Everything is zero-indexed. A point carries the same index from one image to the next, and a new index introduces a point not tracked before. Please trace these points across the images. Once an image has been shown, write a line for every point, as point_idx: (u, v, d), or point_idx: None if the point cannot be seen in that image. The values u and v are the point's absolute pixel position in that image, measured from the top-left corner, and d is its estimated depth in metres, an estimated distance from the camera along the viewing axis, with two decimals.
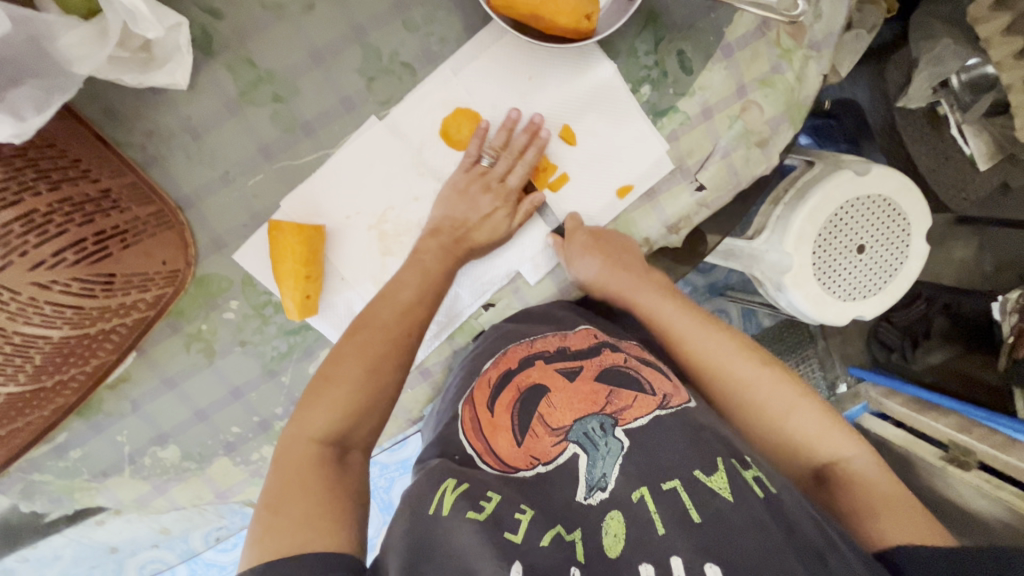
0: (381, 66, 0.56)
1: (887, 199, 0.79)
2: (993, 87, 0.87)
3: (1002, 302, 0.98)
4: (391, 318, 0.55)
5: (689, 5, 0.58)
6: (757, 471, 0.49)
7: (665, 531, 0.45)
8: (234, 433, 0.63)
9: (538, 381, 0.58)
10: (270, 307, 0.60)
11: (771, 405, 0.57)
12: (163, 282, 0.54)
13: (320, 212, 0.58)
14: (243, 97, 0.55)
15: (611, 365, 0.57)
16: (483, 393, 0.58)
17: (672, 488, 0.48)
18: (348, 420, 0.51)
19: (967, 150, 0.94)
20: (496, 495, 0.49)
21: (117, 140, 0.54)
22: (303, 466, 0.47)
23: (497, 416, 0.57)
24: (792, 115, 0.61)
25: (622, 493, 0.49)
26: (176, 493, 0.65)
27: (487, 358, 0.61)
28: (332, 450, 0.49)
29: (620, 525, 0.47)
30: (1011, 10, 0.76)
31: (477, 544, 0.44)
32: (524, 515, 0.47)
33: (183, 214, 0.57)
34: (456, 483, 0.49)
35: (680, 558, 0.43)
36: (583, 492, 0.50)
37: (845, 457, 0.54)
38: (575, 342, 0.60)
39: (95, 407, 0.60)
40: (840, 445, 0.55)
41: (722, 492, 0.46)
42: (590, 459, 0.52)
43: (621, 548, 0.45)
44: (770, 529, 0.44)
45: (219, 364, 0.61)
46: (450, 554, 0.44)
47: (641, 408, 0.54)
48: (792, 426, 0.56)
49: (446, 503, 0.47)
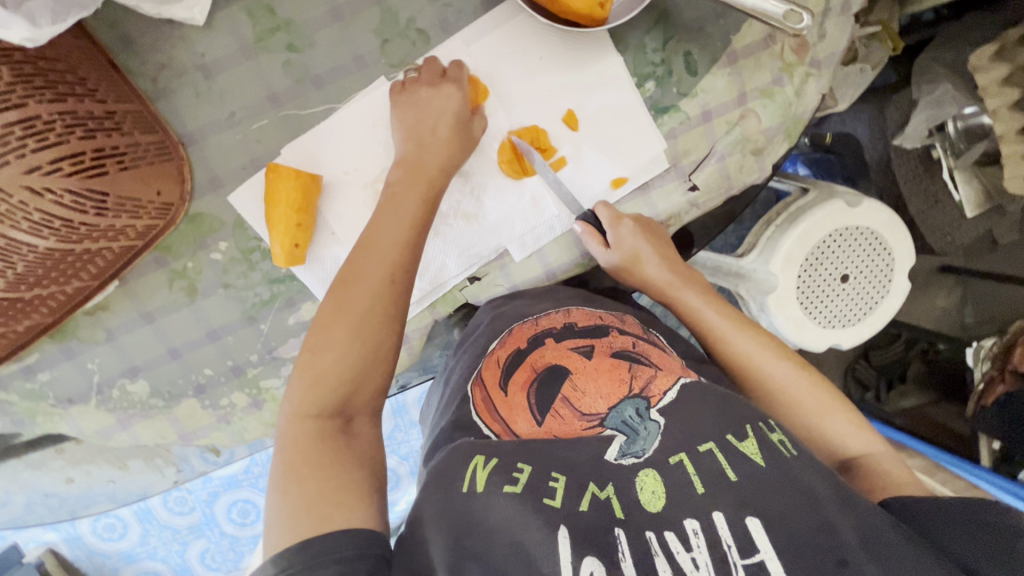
0: (397, 30, 0.57)
1: (875, 233, 0.81)
2: (987, 137, 0.89)
3: (976, 348, 1.03)
4: (375, 269, 0.52)
5: (701, 9, 0.59)
6: (781, 435, 0.50)
7: (704, 491, 0.46)
8: (206, 375, 0.63)
9: (554, 361, 0.59)
10: (258, 253, 0.60)
11: (806, 403, 0.59)
12: (156, 213, 0.54)
13: (318, 164, 0.59)
14: (258, 42, 0.56)
15: (620, 348, 0.59)
16: (492, 372, 0.59)
17: (708, 450, 0.49)
18: (341, 390, 0.49)
19: (956, 196, 0.97)
20: (527, 466, 0.49)
21: (127, 68, 0.55)
22: (306, 445, 0.47)
23: (512, 395, 0.57)
24: (788, 128, 0.63)
25: (660, 458, 0.49)
26: (139, 430, 0.65)
27: (493, 338, 0.61)
28: (333, 422, 0.49)
29: (656, 482, 0.47)
30: (1011, 62, 0.79)
31: (523, 517, 0.45)
32: (558, 483, 0.48)
33: (185, 150, 0.57)
34: (486, 458, 0.49)
35: (721, 514, 0.45)
36: (616, 454, 0.50)
37: (870, 451, 0.57)
38: (580, 319, 0.61)
39: (70, 331, 0.60)
40: (861, 439, 0.58)
41: (754, 457, 0.48)
42: (629, 439, 0.51)
43: (662, 505, 0.46)
44: (800, 490, 0.45)
45: (200, 304, 0.61)
46: (493, 529, 0.45)
47: (667, 379, 0.55)
48: (819, 418, 0.58)
49: (479, 481, 0.47)
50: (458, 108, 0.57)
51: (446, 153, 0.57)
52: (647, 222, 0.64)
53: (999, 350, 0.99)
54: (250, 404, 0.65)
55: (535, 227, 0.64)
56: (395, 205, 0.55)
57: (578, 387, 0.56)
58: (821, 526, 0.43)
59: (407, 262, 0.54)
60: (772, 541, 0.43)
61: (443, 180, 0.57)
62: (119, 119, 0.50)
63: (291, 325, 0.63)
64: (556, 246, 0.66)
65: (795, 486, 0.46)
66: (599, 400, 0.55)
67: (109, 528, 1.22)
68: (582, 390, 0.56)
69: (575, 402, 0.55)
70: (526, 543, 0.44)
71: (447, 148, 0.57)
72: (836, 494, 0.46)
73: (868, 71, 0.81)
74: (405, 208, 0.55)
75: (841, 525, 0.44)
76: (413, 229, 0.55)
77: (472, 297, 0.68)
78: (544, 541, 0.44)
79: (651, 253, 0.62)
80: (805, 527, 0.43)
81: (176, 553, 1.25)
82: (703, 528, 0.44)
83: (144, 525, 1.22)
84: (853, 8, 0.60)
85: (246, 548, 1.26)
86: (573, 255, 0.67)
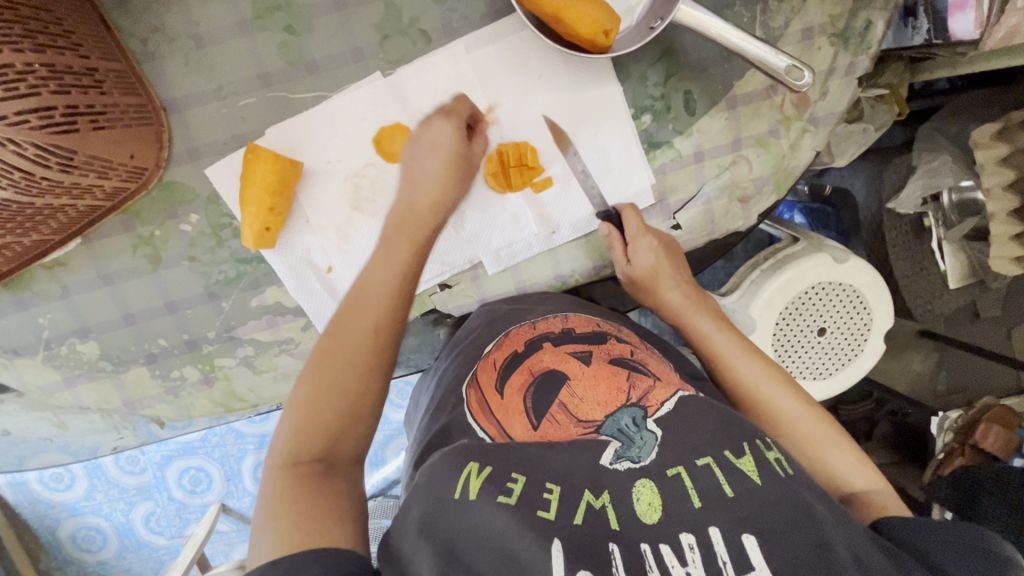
0: (399, 27, 0.56)
1: (857, 290, 0.81)
2: (979, 213, 0.89)
3: (941, 418, 1.03)
4: (366, 314, 0.50)
5: (707, 51, 0.59)
6: (777, 453, 0.49)
7: (701, 505, 0.44)
8: (160, 345, 0.62)
9: (551, 365, 0.56)
10: (228, 230, 0.59)
11: (808, 434, 0.56)
12: (127, 175, 0.53)
13: (301, 150, 0.58)
14: (256, 20, 0.55)
15: (618, 355, 0.57)
16: (488, 374, 0.57)
17: (705, 465, 0.46)
18: (325, 437, 0.46)
19: (942, 266, 0.96)
20: (521, 475, 0.47)
21: (118, 26, 0.54)
22: (287, 491, 0.43)
23: (507, 399, 0.55)
24: (778, 180, 0.63)
25: (658, 468, 0.47)
26: (83, 391, 0.63)
27: (488, 339, 0.61)
28: (314, 466, 0.45)
29: (654, 494, 0.45)
30: (1009, 144, 0.79)
31: (516, 527, 0.43)
32: (553, 494, 0.45)
33: (166, 116, 0.56)
34: (480, 465, 0.47)
35: (717, 529, 0.42)
36: (610, 458, 0.48)
37: (871, 486, 0.53)
38: (578, 325, 0.60)
39: (25, 283, 0.59)
40: (866, 477, 0.54)
41: (750, 474, 0.46)
42: (624, 445, 0.49)
43: (658, 516, 0.44)
44: (799, 512, 0.43)
45: (162, 274, 0.60)
46: (483, 537, 0.43)
47: (664, 391, 0.54)
48: (823, 451, 0.55)
49: (473, 488, 0.45)
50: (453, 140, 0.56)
51: (440, 189, 0.55)
52: (670, 245, 0.62)
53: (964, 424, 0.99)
54: (200, 380, 0.64)
55: (512, 243, 0.64)
56: (391, 246, 0.54)
57: (576, 393, 0.54)
58: (820, 544, 0.41)
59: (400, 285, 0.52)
60: (770, 559, 0.40)
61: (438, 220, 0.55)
62: (100, 78, 0.48)
63: (253, 307, 0.62)
64: (532, 265, 0.65)
65: (796, 506, 0.43)
66: (596, 408, 0.53)
67: (55, 478, 1.20)
68: (579, 396, 0.54)
69: (572, 408, 0.53)
70: (518, 553, 0.41)
71: (441, 186, 0.55)
72: (831, 512, 0.44)
73: (871, 132, 0.80)
74: (401, 250, 0.53)
75: (838, 543, 0.41)
76: (408, 268, 0.53)
77: (440, 303, 0.67)
78: (537, 551, 0.41)
79: (669, 272, 0.61)
80: (806, 545, 0.40)
81: (120, 513, 1.23)
82: (699, 544, 0.41)
83: (91, 480, 1.20)
84: (859, 70, 0.60)
85: (192, 517, 1.25)
86: (548, 277, 0.66)
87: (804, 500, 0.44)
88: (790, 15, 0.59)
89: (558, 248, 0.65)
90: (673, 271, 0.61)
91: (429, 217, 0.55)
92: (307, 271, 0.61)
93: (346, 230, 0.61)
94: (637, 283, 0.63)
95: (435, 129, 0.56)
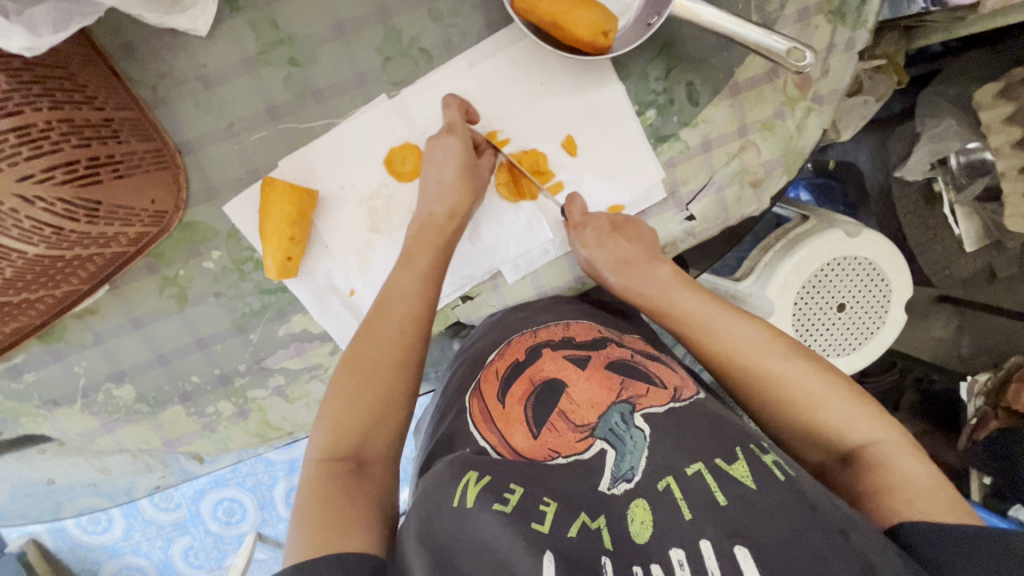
0: (400, 48, 0.57)
1: (872, 263, 0.80)
2: (989, 174, 0.87)
3: (971, 383, 1.01)
4: (387, 324, 0.54)
5: (706, 41, 0.59)
6: (775, 457, 0.49)
7: (692, 516, 0.44)
8: (193, 382, 0.63)
9: (552, 373, 0.57)
10: (250, 263, 0.60)
11: (805, 394, 0.53)
12: (149, 220, 0.54)
13: (315, 178, 0.59)
14: (260, 55, 0.55)
15: (619, 358, 0.58)
16: (491, 384, 0.58)
17: (697, 472, 0.47)
18: (357, 435, 0.50)
19: (956, 231, 0.96)
20: (519, 487, 0.48)
21: (127, 75, 0.55)
22: (320, 487, 0.47)
23: (509, 408, 0.56)
24: (788, 161, 0.63)
25: (648, 484, 0.47)
26: (122, 434, 0.64)
27: (492, 350, 0.61)
28: (346, 464, 0.49)
29: (646, 512, 0.46)
30: (1015, 101, 0.79)
31: (509, 537, 0.44)
32: (549, 508, 0.47)
33: (181, 158, 0.57)
34: (478, 475, 0.48)
35: (709, 541, 0.42)
36: (607, 483, 0.49)
37: (876, 439, 0.50)
38: (579, 332, 0.60)
39: (58, 334, 0.60)
40: (865, 426, 0.51)
41: (745, 482, 0.46)
42: (618, 454, 0.50)
43: (648, 535, 0.44)
44: (801, 507, 0.43)
45: (190, 312, 0.61)
46: (479, 546, 0.44)
47: (658, 398, 0.54)
48: (824, 412, 0.52)
49: (470, 496, 0.46)
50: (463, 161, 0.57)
51: (455, 206, 0.57)
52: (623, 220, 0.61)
53: (995, 385, 0.98)
54: (235, 413, 0.65)
55: (529, 250, 0.64)
56: (408, 260, 0.56)
57: (574, 400, 0.54)
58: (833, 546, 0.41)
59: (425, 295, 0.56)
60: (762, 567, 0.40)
61: (453, 233, 0.58)
62: (116, 127, 0.50)
63: (280, 337, 0.62)
64: (550, 268, 0.66)
65: (800, 505, 0.44)
66: (591, 410, 0.53)
67: (94, 521, 1.22)
68: (577, 402, 0.54)
69: (570, 414, 0.54)
70: (512, 564, 0.43)
71: (453, 203, 0.57)
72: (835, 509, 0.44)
73: (873, 103, 0.81)
74: (417, 262, 0.56)
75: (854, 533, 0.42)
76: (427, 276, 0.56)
77: (464, 315, 0.68)
78: (529, 563, 0.42)
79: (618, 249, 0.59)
80: (802, 558, 0.40)
81: (159, 550, 1.25)
82: (689, 559, 0.42)
83: (128, 520, 1.21)
84: (858, 45, 0.60)
85: (229, 547, 1.26)
86: (567, 279, 0.67)
87: (805, 497, 0.44)
88: None
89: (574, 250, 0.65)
90: (619, 247, 0.59)
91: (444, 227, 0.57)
92: (331, 296, 0.62)
93: (365, 253, 0.61)
94: (599, 269, 0.61)
95: (443, 147, 0.57)
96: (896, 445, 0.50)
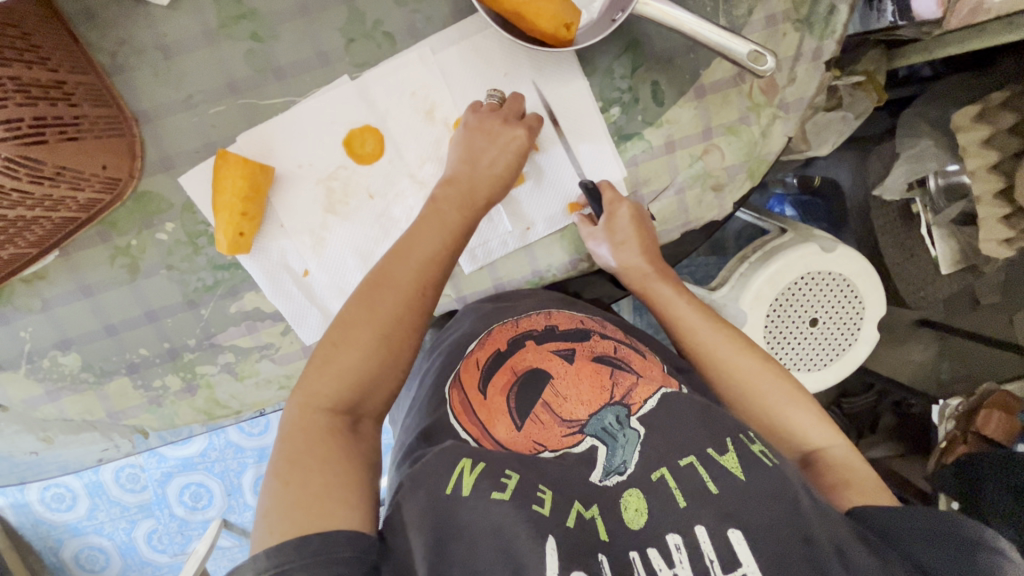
0: (363, 30, 0.57)
1: (846, 279, 0.80)
2: (965, 198, 0.90)
3: (941, 406, 1.02)
4: (408, 282, 0.53)
5: (672, 42, 0.59)
6: (762, 445, 0.50)
7: (686, 504, 0.46)
8: (141, 354, 0.63)
9: (535, 364, 0.58)
10: (204, 238, 0.60)
11: (770, 395, 0.58)
12: (101, 186, 0.54)
13: (273, 155, 0.59)
14: (223, 29, 0.55)
15: (601, 353, 0.58)
16: (471, 374, 0.58)
17: (689, 464, 0.48)
18: (356, 389, 0.49)
19: (933, 252, 0.96)
20: (515, 473, 0.48)
21: (87, 41, 0.54)
22: (315, 436, 0.46)
23: (490, 398, 0.56)
24: (751, 167, 0.62)
25: (642, 475, 0.49)
26: (67, 403, 0.64)
27: (471, 340, 0.61)
28: (343, 419, 0.48)
29: (639, 500, 0.47)
30: (991, 125, 0.79)
31: (513, 523, 0.44)
32: (547, 495, 0.47)
33: (138, 128, 0.57)
34: (473, 462, 0.48)
35: (703, 527, 0.44)
36: (599, 474, 0.50)
37: (833, 445, 0.56)
38: (562, 322, 0.61)
39: (6, 297, 0.60)
40: (823, 433, 0.56)
41: (735, 472, 0.47)
42: (609, 449, 0.52)
43: (643, 522, 0.46)
44: (785, 507, 0.44)
45: (141, 284, 0.60)
46: (477, 534, 0.43)
47: (647, 389, 0.55)
48: (788, 416, 0.57)
49: (466, 485, 0.46)
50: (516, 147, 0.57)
51: (494, 188, 0.58)
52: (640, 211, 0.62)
53: (966, 410, 0.99)
54: (183, 389, 0.64)
55: (487, 241, 0.64)
56: (438, 219, 0.56)
57: (559, 392, 0.56)
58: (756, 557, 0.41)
59: (438, 270, 0.55)
60: (757, 556, 0.42)
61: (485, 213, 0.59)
62: (68, 90, 0.49)
63: (231, 313, 0.62)
64: (508, 262, 0.65)
65: (764, 505, 0.45)
66: (580, 406, 0.55)
67: (58, 498, 1.20)
68: (563, 395, 0.55)
69: (556, 407, 0.55)
70: (517, 552, 0.42)
71: (495, 184, 0.58)
72: (814, 505, 0.45)
73: (851, 119, 0.81)
74: (446, 230, 0.56)
75: (820, 536, 0.43)
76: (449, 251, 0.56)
77: None
78: (534, 549, 0.42)
79: (640, 237, 0.61)
80: (790, 538, 0.42)
81: (121, 531, 1.23)
82: (686, 543, 0.43)
83: (92, 500, 1.20)
84: (825, 54, 0.60)
85: (193, 533, 1.24)
86: (525, 273, 0.66)
87: (791, 493, 0.45)
88: (753, 3, 0.59)
89: (533, 244, 0.65)
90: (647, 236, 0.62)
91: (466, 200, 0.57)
92: (284, 275, 0.62)
93: (321, 233, 0.61)
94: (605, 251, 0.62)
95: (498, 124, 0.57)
96: (848, 450, 0.55)
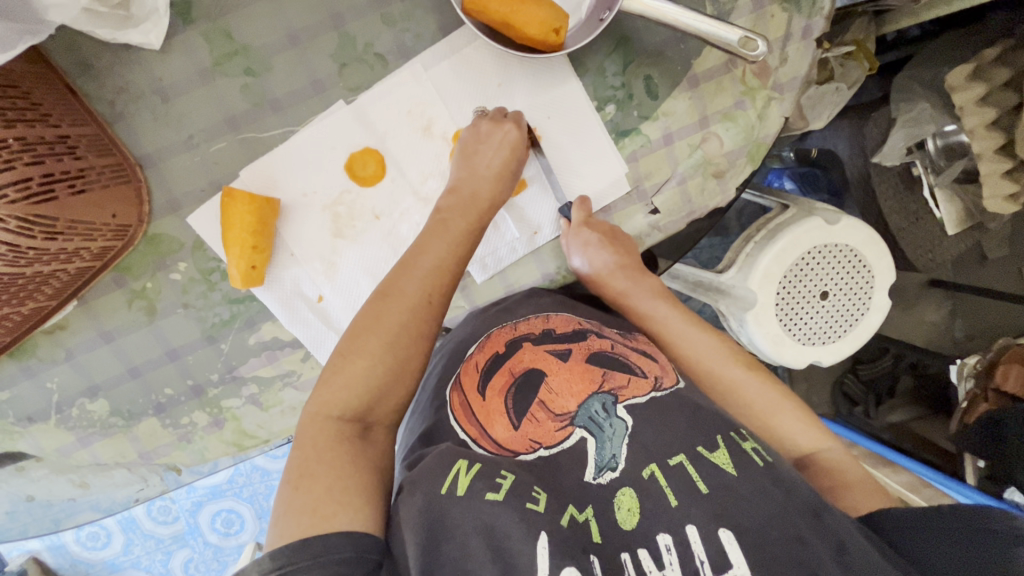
0: (355, 54, 0.57)
1: (852, 250, 0.80)
2: (966, 155, 0.87)
3: (959, 366, 1.00)
4: (416, 288, 0.54)
5: (661, 34, 0.59)
6: (753, 444, 0.53)
7: (677, 503, 0.47)
8: (166, 394, 0.64)
9: (531, 364, 0.59)
10: (217, 274, 0.60)
11: (761, 403, 0.61)
12: (112, 235, 0.54)
13: (277, 187, 0.59)
14: (216, 66, 0.56)
15: (598, 350, 0.60)
16: (471, 376, 0.59)
17: (679, 463, 0.50)
18: (365, 400, 0.51)
19: (938, 214, 0.96)
20: (510, 473, 0.49)
21: (85, 91, 0.55)
22: (325, 445, 0.47)
23: (488, 400, 0.58)
24: (751, 151, 0.62)
25: (634, 473, 0.50)
26: (99, 448, 0.65)
27: (471, 343, 0.62)
28: (352, 427, 0.50)
29: (633, 500, 0.49)
30: (986, 82, 0.77)
31: (508, 522, 0.45)
32: (542, 495, 0.48)
33: (143, 172, 0.57)
34: (469, 463, 0.49)
35: (694, 527, 0.45)
36: (593, 472, 0.51)
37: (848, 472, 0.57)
38: (559, 325, 0.61)
39: (29, 350, 0.61)
40: (841, 463, 0.58)
41: (726, 468, 0.49)
42: (598, 441, 0.53)
43: (636, 521, 0.48)
44: (775, 510, 0.46)
45: (160, 324, 0.61)
46: (467, 533, 0.45)
47: (639, 388, 0.57)
48: (776, 422, 0.60)
49: (462, 484, 0.47)
50: (515, 144, 0.58)
51: (498, 185, 0.59)
52: (612, 229, 0.62)
53: (984, 368, 0.97)
54: (210, 423, 0.65)
55: (496, 249, 0.65)
56: (445, 229, 0.57)
57: (552, 388, 0.57)
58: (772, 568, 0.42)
59: (443, 280, 0.56)
60: (748, 556, 0.43)
61: (490, 212, 0.60)
62: (73, 143, 0.49)
63: (251, 345, 0.63)
64: (518, 268, 0.66)
65: (772, 503, 0.46)
66: (571, 399, 0.57)
67: (93, 537, 1.22)
68: (556, 392, 0.57)
69: (550, 405, 0.56)
70: (510, 550, 0.44)
71: (497, 182, 0.59)
72: (808, 510, 0.46)
73: (845, 90, 0.80)
74: (451, 234, 0.57)
75: (811, 538, 0.44)
76: (455, 249, 0.57)
77: None
78: (527, 550, 0.44)
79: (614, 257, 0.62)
80: (781, 542, 0.44)
81: (159, 563, 1.25)
82: (676, 544, 0.45)
83: (127, 535, 1.22)
84: (815, 32, 0.60)
85: (229, 559, 1.25)
86: (535, 276, 0.67)
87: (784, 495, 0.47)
88: None
89: (541, 247, 0.65)
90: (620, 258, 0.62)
91: (479, 210, 0.59)
92: (299, 302, 0.62)
93: (331, 258, 0.62)
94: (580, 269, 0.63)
95: (495, 129, 0.58)
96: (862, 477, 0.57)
